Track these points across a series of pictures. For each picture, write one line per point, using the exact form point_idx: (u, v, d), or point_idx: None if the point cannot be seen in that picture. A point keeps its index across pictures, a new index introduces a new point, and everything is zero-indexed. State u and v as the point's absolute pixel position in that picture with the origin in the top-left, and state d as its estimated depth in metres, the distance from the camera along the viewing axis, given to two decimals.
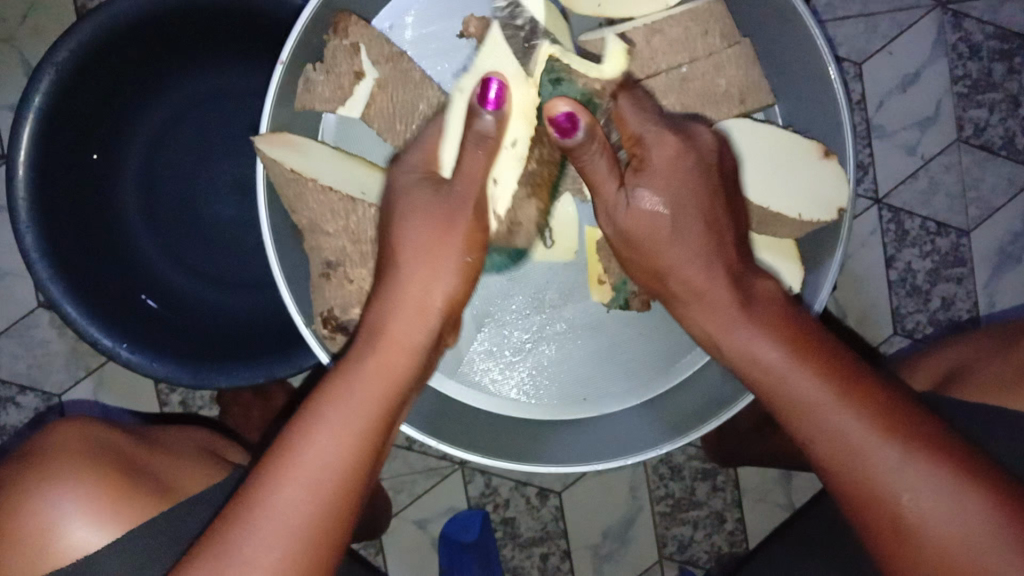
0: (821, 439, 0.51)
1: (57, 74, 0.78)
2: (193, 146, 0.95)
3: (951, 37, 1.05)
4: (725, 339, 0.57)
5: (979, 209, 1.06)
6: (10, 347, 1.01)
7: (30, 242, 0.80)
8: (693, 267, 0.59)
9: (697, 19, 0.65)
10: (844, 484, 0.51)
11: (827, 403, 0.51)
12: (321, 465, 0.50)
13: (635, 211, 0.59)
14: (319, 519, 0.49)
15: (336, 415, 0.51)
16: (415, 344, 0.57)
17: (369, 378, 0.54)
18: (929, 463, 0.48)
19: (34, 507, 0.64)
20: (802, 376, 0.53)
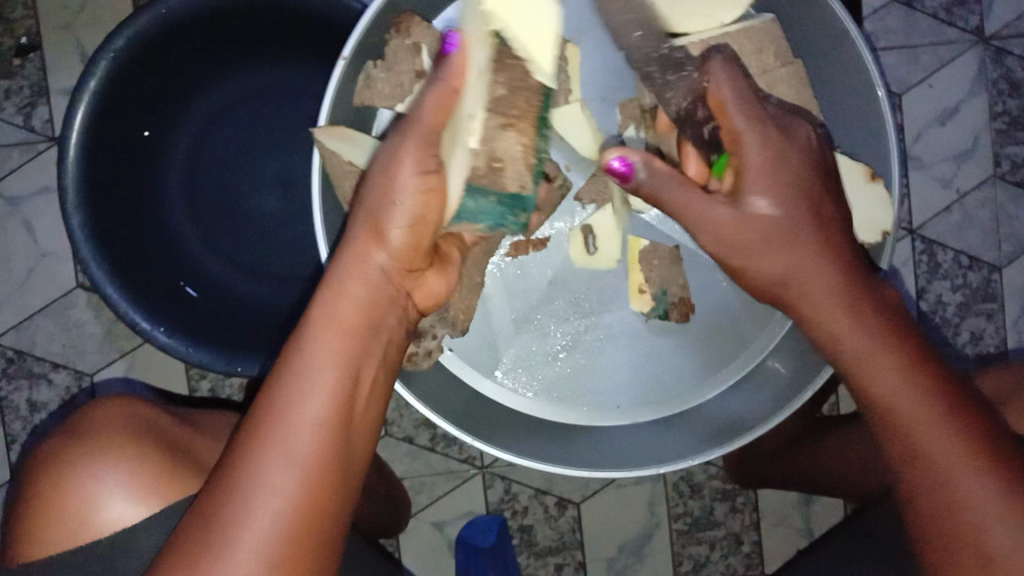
0: (909, 451, 0.51)
1: (114, 60, 0.80)
2: (240, 138, 0.97)
3: (993, 73, 1.05)
4: (830, 330, 0.56)
5: (1012, 244, 1.06)
6: (47, 325, 1.03)
7: (77, 223, 0.81)
8: (817, 266, 0.57)
9: (752, 38, 0.65)
10: (914, 489, 0.51)
11: (918, 409, 0.51)
12: (305, 421, 0.50)
13: (753, 216, 0.58)
14: (309, 475, 0.49)
15: (311, 368, 0.52)
16: (368, 290, 0.56)
17: (326, 330, 0.54)
18: (1003, 494, 0.48)
19: (77, 482, 0.66)
20: (902, 386, 0.52)
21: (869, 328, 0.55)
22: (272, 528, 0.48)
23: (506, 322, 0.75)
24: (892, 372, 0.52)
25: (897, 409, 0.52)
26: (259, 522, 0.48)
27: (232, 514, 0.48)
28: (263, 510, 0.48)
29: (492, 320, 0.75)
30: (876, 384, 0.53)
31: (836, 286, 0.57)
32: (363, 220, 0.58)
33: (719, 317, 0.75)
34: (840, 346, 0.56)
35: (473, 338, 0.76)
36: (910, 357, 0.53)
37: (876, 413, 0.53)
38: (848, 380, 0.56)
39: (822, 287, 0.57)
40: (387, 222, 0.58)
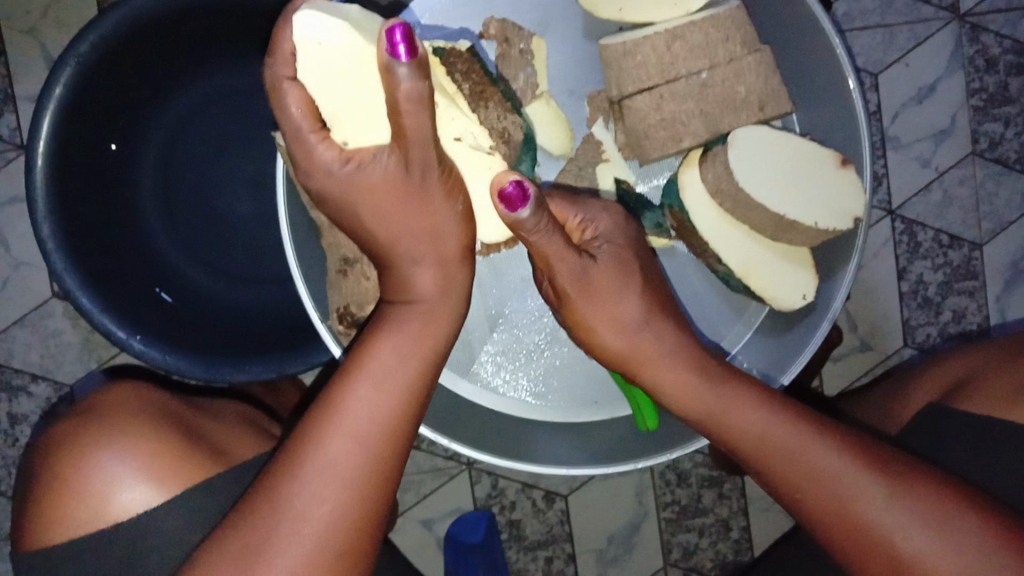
0: (813, 481, 0.57)
1: (78, 66, 0.78)
2: (212, 141, 0.96)
3: (969, 49, 1.05)
4: (689, 392, 0.62)
5: (992, 222, 1.06)
6: (24, 335, 1.02)
7: (48, 233, 0.80)
8: (663, 331, 0.63)
9: (718, 26, 0.64)
10: (822, 508, 0.57)
11: (814, 441, 0.57)
12: (370, 416, 0.55)
13: (597, 271, 0.62)
14: (375, 463, 0.55)
15: (381, 372, 0.56)
16: (437, 297, 0.61)
17: (395, 336, 0.58)
18: (916, 501, 0.54)
19: (98, 467, 0.67)
20: (782, 422, 0.59)
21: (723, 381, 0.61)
22: (335, 514, 0.53)
23: (479, 320, 0.73)
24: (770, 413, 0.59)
25: (789, 440, 0.58)
26: (322, 510, 0.53)
27: (301, 493, 0.53)
28: (330, 494, 0.53)
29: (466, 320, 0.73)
30: (760, 426, 0.59)
31: (676, 357, 0.63)
32: (407, 221, 0.60)
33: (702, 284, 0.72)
34: (700, 404, 0.61)
35: None
36: (793, 407, 0.60)
37: (761, 458, 0.59)
38: (720, 435, 0.61)
39: (668, 354, 0.63)
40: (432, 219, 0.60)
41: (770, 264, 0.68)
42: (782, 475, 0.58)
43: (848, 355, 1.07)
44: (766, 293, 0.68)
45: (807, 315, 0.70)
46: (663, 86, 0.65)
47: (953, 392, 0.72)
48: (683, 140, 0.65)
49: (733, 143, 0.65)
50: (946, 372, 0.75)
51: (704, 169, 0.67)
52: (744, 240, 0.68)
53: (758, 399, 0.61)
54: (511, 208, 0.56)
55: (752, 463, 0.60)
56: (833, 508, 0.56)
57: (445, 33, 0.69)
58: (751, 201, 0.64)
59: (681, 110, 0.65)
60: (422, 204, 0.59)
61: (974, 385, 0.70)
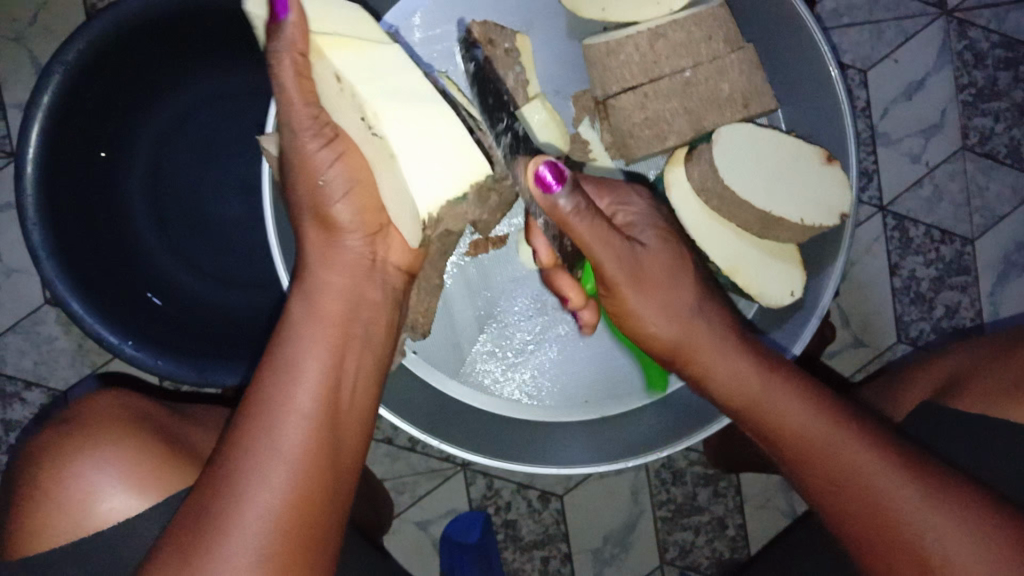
0: (840, 477, 0.54)
1: (66, 74, 0.78)
2: (201, 146, 0.97)
3: (958, 45, 1.05)
4: (725, 383, 0.61)
5: (983, 216, 1.06)
6: (17, 342, 1.02)
7: (38, 240, 0.81)
8: (699, 320, 0.62)
9: (701, 24, 0.64)
10: (857, 513, 0.54)
11: (843, 436, 0.55)
12: (296, 414, 0.50)
13: (646, 257, 0.62)
14: (303, 474, 0.49)
15: (300, 365, 0.51)
16: (347, 283, 0.56)
17: (310, 324, 0.53)
18: (939, 498, 0.52)
19: (75, 478, 0.67)
20: (811, 415, 0.57)
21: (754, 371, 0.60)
22: (264, 535, 0.47)
23: (469, 320, 0.73)
24: (803, 403, 0.58)
25: (819, 435, 0.56)
26: (254, 524, 0.47)
27: (227, 514, 0.47)
28: (257, 509, 0.47)
29: (456, 320, 0.73)
30: (788, 417, 0.58)
31: (722, 346, 0.61)
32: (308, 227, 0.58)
33: None
34: (737, 393, 0.60)
35: (437, 338, 0.74)
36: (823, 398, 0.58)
37: (795, 451, 0.57)
38: (755, 428, 0.60)
39: (710, 346, 0.61)
40: (329, 217, 0.57)
41: (757, 261, 0.68)
42: (811, 474, 0.56)
43: (842, 351, 1.07)
44: (753, 289, 0.68)
45: (795, 312, 0.70)
46: (647, 85, 0.65)
47: (949, 390, 0.71)
48: (668, 139, 0.66)
49: (717, 140, 0.65)
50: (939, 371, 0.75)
51: (690, 168, 0.67)
52: (730, 237, 0.68)
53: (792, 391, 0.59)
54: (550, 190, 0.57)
55: (786, 458, 0.58)
56: (867, 513, 0.53)
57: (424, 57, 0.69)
58: (736, 198, 0.64)
59: (665, 108, 0.65)
60: (311, 181, 0.56)
61: (968, 383, 0.69)
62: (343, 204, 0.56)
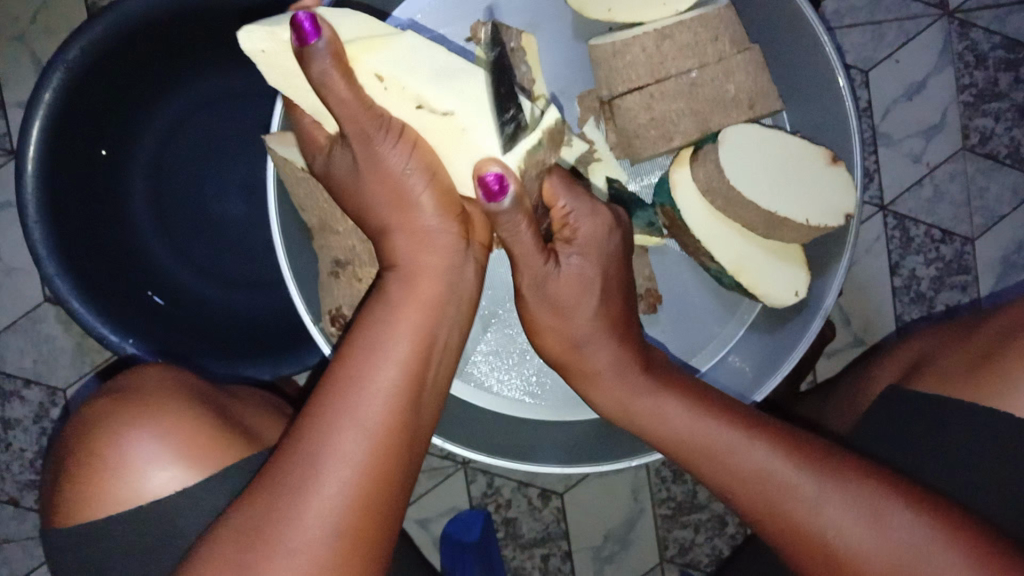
0: (747, 483, 0.57)
1: (68, 71, 0.78)
2: (203, 143, 0.96)
3: (959, 45, 1.05)
4: (622, 401, 0.62)
5: (983, 217, 1.06)
6: (18, 340, 1.02)
7: (40, 239, 0.80)
8: (604, 344, 0.61)
9: (707, 26, 0.64)
10: (759, 507, 0.56)
11: (744, 444, 0.57)
12: (379, 388, 0.50)
13: (558, 283, 0.59)
14: (384, 449, 0.50)
15: (387, 343, 0.52)
16: (440, 265, 0.56)
17: (406, 304, 0.53)
18: (854, 491, 0.53)
19: (135, 445, 0.66)
20: (710, 425, 0.59)
21: (652, 389, 0.62)
22: (336, 514, 0.48)
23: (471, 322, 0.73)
24: (697, 416, 0.60)
25: (718, 445, 0.58)
26: (333, 490, 0.48)
27: (302, 483, 0.48)
28: (335, 482, 0.48)
29: None
30: (689, 431, 0.59)
31: (620, 371, 0.62)
32: (379, 211, 0.56)
33: (683, 291, 0.73)
34: (637, 411, 0.62)
35: None
36: (716, 406, 0.60)
37: (695, 461, 0.59)
38: (654, 439, 0.62)
39: (606, 364, 0.62)
40: (410, 199, 0.55)
41: (763, 263, 0.68)
42: (716, 478, 0.58)
43: (842, 351, 1.07)
44: (759, 290, 0.68)
45: (799, 313, 0.70)
46: (653, 85, 0.64)
47: (911, 373, 0.72)
48: (673, 140, 0.66)
49: (723, 141, 0.65)
50: (905, 354, 0.76)
51: (696, 169, 0.66)
52: (737, 239, 0.68)
53: (688, 405, 0.61)
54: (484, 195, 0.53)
55: (690, 468, 0.60)
56: (767, 507, 0.56)
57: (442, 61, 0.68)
58: (741, 200, 0.64)
59: (671, 109, 0.64)
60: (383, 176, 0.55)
61: (934, 365, 0.70)
62: (426, 188, 0.55)
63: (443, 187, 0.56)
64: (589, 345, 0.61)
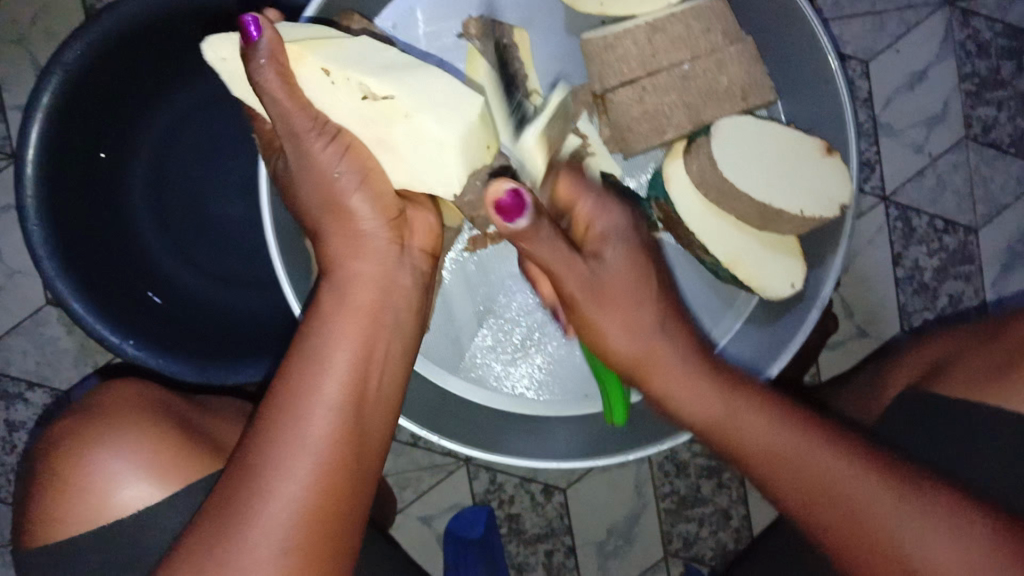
0: (820, 493, 0.52)
1: (66, 73, 0.79)
2: (201, 142, 0.97)
3: (961, 34, 1.04)
4: (681, 400, 0.56)
5: (987, 206, 1.06)
6: (21, 342, 1.03)
7: (40, 240, 0.81)
8: (662, 330, 0.57)
9: (699, 17, 0.63)
10: (833, 525, 0.52)
11: (820, 448, 0.53)
12: (327, 389, 0.53)
13: (608, 276, 0.57)
14: (330, 466, 0.51)
15: (328, 349, 0.54)
16: (376, 273, 0.59)
17: (348, 311, 0.56)
18: (929, 504, 0.51)
19: (100, 463, 0.68)
20: (780, 427, 0.54)
21: (719, 388, 0.56)
22: (287, 520, 0.49)
23: (469, 317, 0.73)
24: (770, 418, 0.54)
25: (791, 450, 0.53)
26: (287, 488, 0.50)
27: (261, 478, 0.50)
28: (281, 500, 0.50)
29: (455, 317, 0.73)
30: (761, 434, 0.54)
31: (685, 362, 0.56)
32: (330, 223, 0.60)
33: (687, 282, 0.72)
34: (706, 414, 0.55)
35: (436, 335, 0.74)
36: (787, 408, 0.55)
37: (768, 471, 0.54)
38: (722, 446, 0.56)
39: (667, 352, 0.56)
40: (347, 209, 0.59)
41: (759, 254, 0.68)
42: (788, 492, 0.53)
43: (845, 343, 1.06)
44: (755, 282, 0.68)
45: (796, 305, 0.70)
46: (645, 79, 0.64)
47: (931, 374, 0.72)
48: (666, 132, 0.65)
49: (716, 134, 0.64)
50: (924, 355, 0.76)
51: (689, 161, 0.66)
52: (731, 230, 0.68)
53: (754, 405, 0.55)
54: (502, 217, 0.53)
55: (763, 481, 0.54)
56: (845, 525, 0.51)
57: (439, 59, 0.70)
58: (734, 192, 0.64)
59: (663, 102, 0.64)
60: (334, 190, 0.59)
61: (951, 368, 0.70)
62: (360, 195, 0.59)
63: (379, 195, 0.60)
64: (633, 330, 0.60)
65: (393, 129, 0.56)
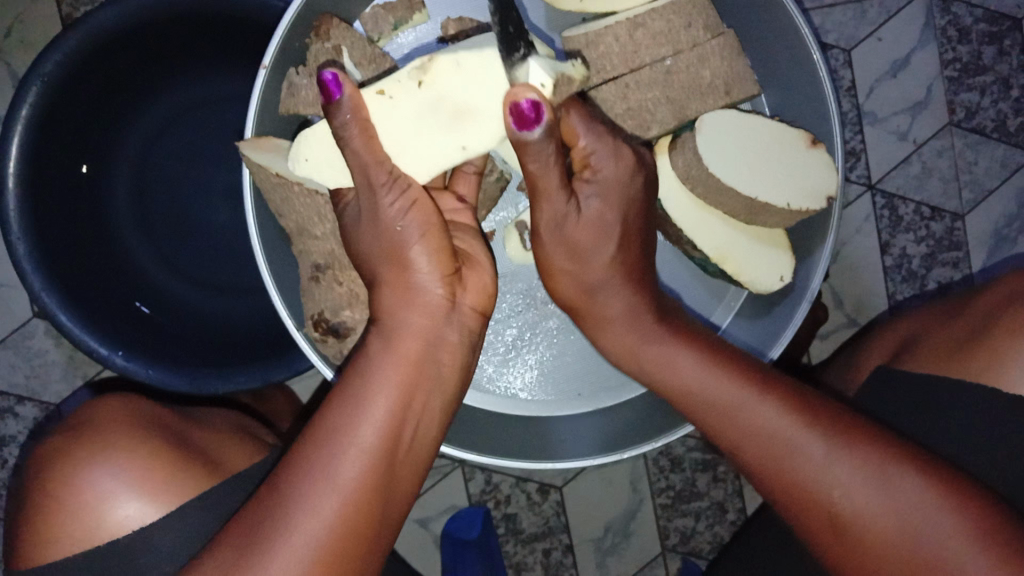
0: (749, 439, 0.56)
1: (44, 84, 0.78)
2: (184, 150, 0.96)
3: (941, 20, 1.05)
4: (631, 346, 0.62)
5: (973, 191, 1.06)
6: (8, 357, 1.02)
7: (24, 254, 0.80)
8: (617, 291, 0.62)
9: (679, 11, 0.63)
10: (764, 469, 0.56)
11: (752, 398, 0.57)
12: (362, 433, 0.52)
13: (575, 224, 0.59)
14: (353, 507, 0.50)
15: (369, 392, 0.53)
16: (423, 326, 0.57)
17: (389, 359, 0.55)
18: (860, 458, 0.53)
19: (95, 484, 0.69)
20: (716, 375, 0.58)
21: (665, 340, 0.61)
22: (307, 559, 0.49)
23: None
24: (709, 368, 0.59)
25: (726, 396, 0.57)
26: (312, 526, 0.49)
27: (285, 514, 0.50)
28: (303, 536, 0.49)
29: None
30: (696, 381, 0.59)
31: (633, 316, 0.62)
32: (384, 267, 0.59)
33: (673, 276, 0.72)
34: (655, 365, 0.61)
35: None
36: (730, 358, 0.60)
37: (707, 416, 0.58)
38: (662, 389, 0.62)
39: (624, 311, 0.62)
40: (405, 259, 0.58)
41: (747, 247, 0.68)
42: (725, 436, 0.58)
43: (835, 332, 1.07)
44: (744, 276, 0.68)
45: (785, 296, 0.70)
46: (628, 75, 0.63)
47: (898, 353, 0.74)
48: (651, 128, 0.65)
49: (700, 128, 0.64)
50: (897, 334, 0.78)
51: (674, 157, 0.66)
52: (718, 225, 0.68)
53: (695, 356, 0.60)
54: (515, 123, 0.53)
55: (691, 417, 0.60)
56: (771, 467, 0.55)
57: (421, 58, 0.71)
58: (720, 186, 0.63)
59: (647, 98, 0.64)
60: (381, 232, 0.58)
61: (921, 344, 0.72)
62: (419, 247, 0.58)
63: (438, 249, 0.58)
64: (603, 291, 0.62)
65: (455, 87, 0.61)
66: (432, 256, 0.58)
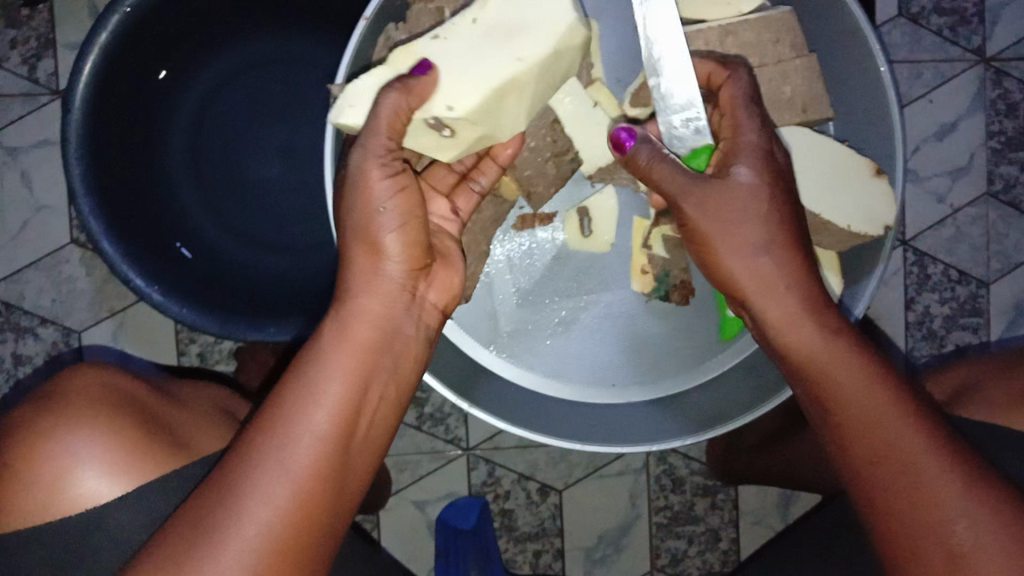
0: (890, 470, 0.52)
1: (127, 14, 0.79)
2: (247, 102, 0.97)
3: (992, 92, 1.08)
4: (799, 345, 0.58)
5: (1000, 262, 1.08)
6: (39, 279, 1.02)
7: (77, 176, 0.81)
8: (788, 293, 0.58)
9: (768, 27, 0.66)
10: (892, 490, 0.52)
11: (897, 421, 0.53)
12: (316, 417, 0.54)
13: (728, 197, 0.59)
14: (307, 492, 0.52)
15: (325, 375, 0.55)
16: (377, 312, 0.59)
17: (341, 346, 0.57)
18: (996, 510, 0.50)
19: (56, 457, 0.68)
20: (873, 391, 0.54)
21: (827, 338, 0.57)
22: (268, 531, 0.51)
23: (507, 294, 0.74)
24: (864, 384, 0.55)
25: (879, 417, 0.54)
26: (262, 512, 0.51)
27: (236, 497, 0.51)
28: (254, 520, 0.51)
29: (493, 292, 0.74)
30: (851, 393, 0.55)
31: (801, 314, 0.58)
32: (354, 244, 0.60)
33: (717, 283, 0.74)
34: (801, 358, 0.57)
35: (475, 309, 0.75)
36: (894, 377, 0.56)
37: (847, 422, 0.55)
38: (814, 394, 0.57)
39: (791, 308, 0.58)
40: (377, 243, 0.59)
41: None
42: (858, 448, 0.54)
43: None
44: None
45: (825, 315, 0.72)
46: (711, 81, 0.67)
47: (955, 398, 0.74)
48: None
49: None
50: (957, 376, 0.77)
51: None
52: None
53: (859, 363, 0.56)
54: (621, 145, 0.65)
55: (839, 430, 0.55)
56: (902, 485, 0.52)
57: None
58: None
59: None
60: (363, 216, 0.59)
61: (977, 394, 0.71)
62: (395, 234, 0.59)
63: (412, 241, 0.60)
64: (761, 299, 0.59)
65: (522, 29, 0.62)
66: (400, 233, 0.59)
